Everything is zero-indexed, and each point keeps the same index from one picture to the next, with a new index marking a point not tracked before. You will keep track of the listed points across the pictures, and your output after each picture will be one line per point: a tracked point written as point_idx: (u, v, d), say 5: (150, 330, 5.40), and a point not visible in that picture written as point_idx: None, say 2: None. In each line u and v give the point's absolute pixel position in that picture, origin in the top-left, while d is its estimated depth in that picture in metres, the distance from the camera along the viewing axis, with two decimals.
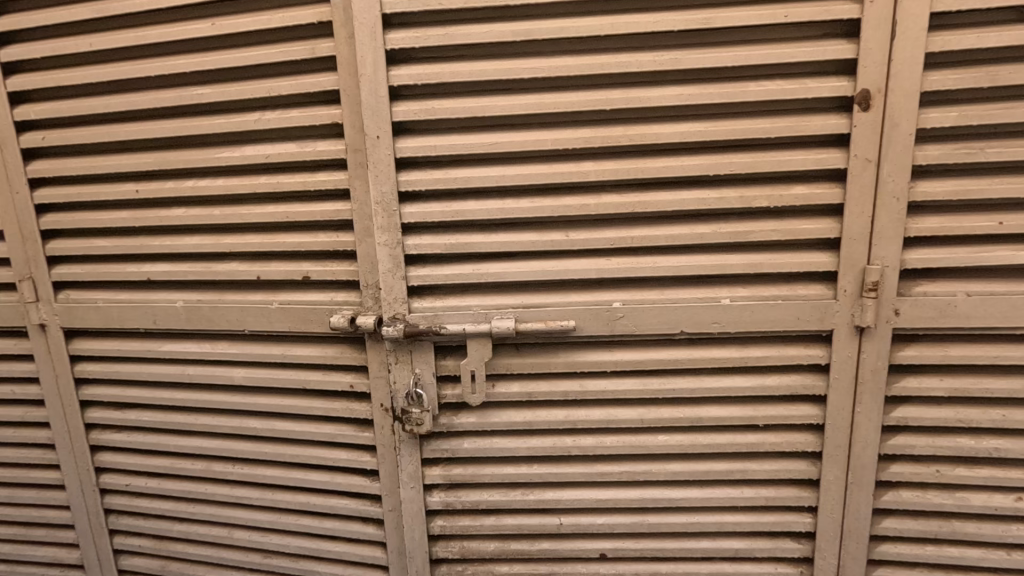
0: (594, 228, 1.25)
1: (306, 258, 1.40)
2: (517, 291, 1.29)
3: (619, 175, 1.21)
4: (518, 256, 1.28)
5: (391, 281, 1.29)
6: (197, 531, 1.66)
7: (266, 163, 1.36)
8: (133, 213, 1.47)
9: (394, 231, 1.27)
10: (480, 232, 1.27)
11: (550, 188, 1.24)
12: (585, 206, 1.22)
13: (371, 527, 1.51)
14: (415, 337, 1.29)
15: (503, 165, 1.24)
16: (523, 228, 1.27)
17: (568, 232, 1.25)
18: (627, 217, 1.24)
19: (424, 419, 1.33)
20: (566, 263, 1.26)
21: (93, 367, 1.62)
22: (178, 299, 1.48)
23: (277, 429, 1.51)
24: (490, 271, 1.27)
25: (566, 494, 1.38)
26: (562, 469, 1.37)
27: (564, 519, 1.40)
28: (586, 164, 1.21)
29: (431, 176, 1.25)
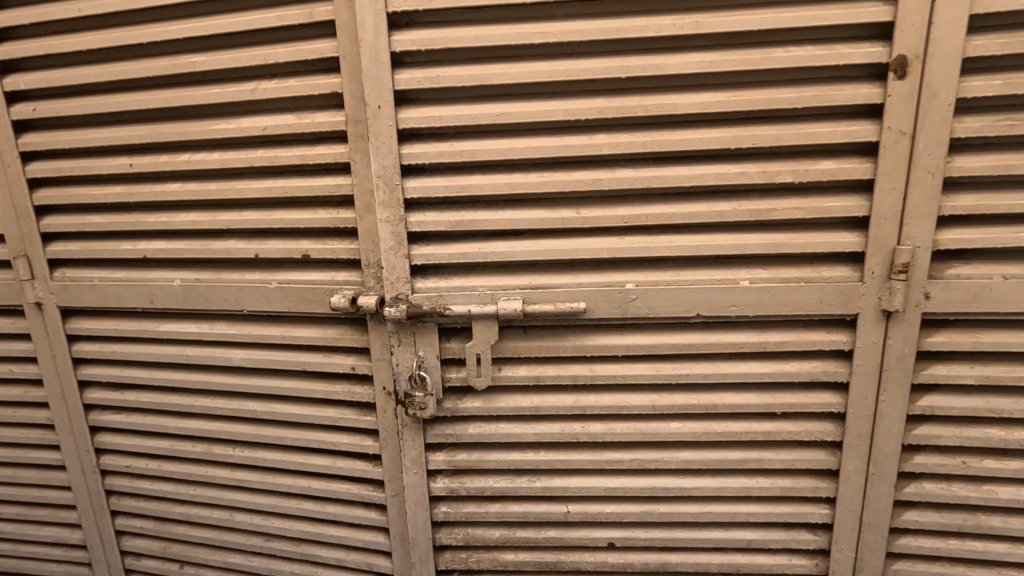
0: (607, 204, 1.18)
1: (306, 236, 1.34)
2: (524, 272, 1.23)
3: (634, 148, 1.14)
4: (526, 234, 1.22)
5: (393, 260, 1.24)
6: (198, 513, 1.64)
7: (263, 136, 1.30)
8: (127, 188, 1.43)
9: (396, 207, 1.21)
10: (487, 208, 1.21)
11: (560, 162, 1.17)
12: (598, 181, 1.16)
13: (373, 513, 1.48)
14: (418, 318, 1.24)
15: (511, 138, 1.17)
16: (532, 204, 1.20)
17: (579, 209, 1.19)
18: (641, 193, 1.17)
19: (428, 403, 1.28)
20: (577, 242, 1.20)
21: (91, 347, 1.59)
22: (175, 278, 1.44)
23: (277, 412, 1.47)
24: (498, 249, 1.22)
25: (574, 482, 1.34)
26: (569, 456, 1.32)
27: (571, 507, 1.36)
28: (599, 136, 1.14)
29: (435, 148, 1.18)
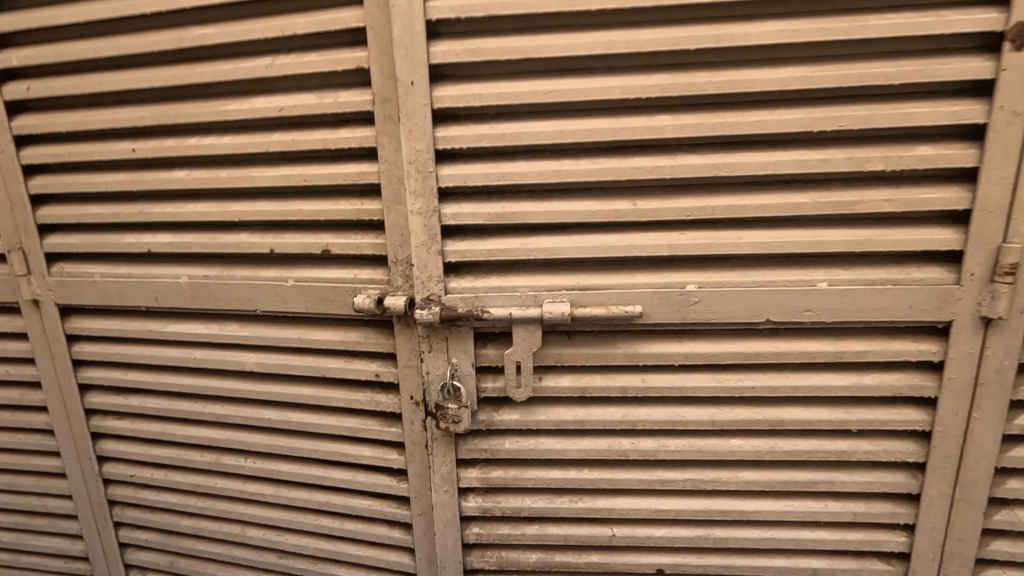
0: (667, 196, 1.05)
1: (325, 229, 1.22)
2: (571, 271, 1.10)
3: (701, 131, 1.00)
4: (574, 229, 1.09)
5: (424, 257, 1.11)
6: (207, 527, 1.53)
7: (279, 118, 1.17)
8: (130, 176, 1.30)
9: (429, 197, 1.08)
10: (530, 200, 1.08)
11: (614, 147, 1.04)
12: (659, 169, 1.02)
13: (397, 531, 1.36)
14: (452, 322, 1.11)
15: (560, 119, 1.03)
16: (582, 195, 1.07)
17: (635, 201, 1.05)
18: (707, 183, 1.04)
19: (461, 415, 1.15)
20: (632, 238, 1.07)
21: (92, 348, 1.47)
22: (182, 275, 1.31)
23: (293, 421, 1.35)
24: (543, 246, 1.08)
25: (621, 503, 1.22)
26: (616, 475, 1.20)
27: (616, 530, 1.23)
28: (661, 117, 1.00)
29: (474, 131, 1.05)
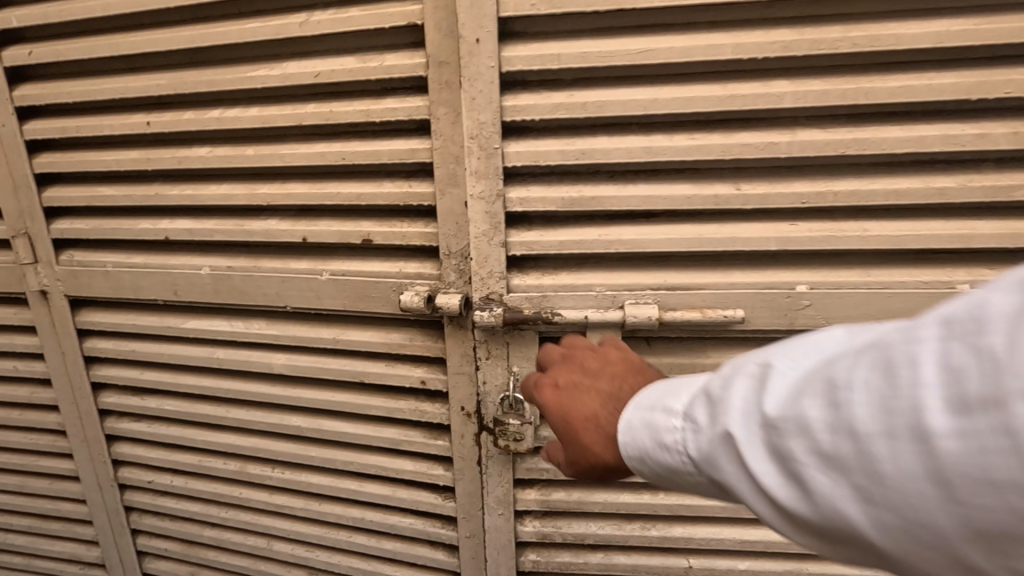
0: (778, 179, 0.88)
1: (366, 216, 1.06)
2: (657, 268, 0.94)
3: (828, 100, 0.82)
4: (661, 218, 0.93)
5: (484, 249, 0.96)
6: (231, 539, 1.41)
7: (314, 86, 1.01)
8: (145, 153, 1.15)
9: (492, 179, 0.92)
10: (611, 183, 0.91)
11: (717, 119, 0.87)
12: (772, 146, 0.85)
13: (441, 553, 1.23)
14: (515, 326, 0.96)
15: (652, 85, 0.86)
16: (673, 177, 0.90)
17: (738, 184, 0.88)
18: (829, 163, 0.86)
19: (524, 433, 1.00)
20: (732, 229, 0.90)
21: (105, 344, 1.34)
22: (202, 266, 1.17)
23: (325, 430, 1.21)
24: (625, 237, 0.92)
25: (700, 532, 1.08)
26: (697, 501, 1.05)
27: (693, 562, 1.10)
28: (778, 83, 0.83)
29: (548, 99, 0.88)
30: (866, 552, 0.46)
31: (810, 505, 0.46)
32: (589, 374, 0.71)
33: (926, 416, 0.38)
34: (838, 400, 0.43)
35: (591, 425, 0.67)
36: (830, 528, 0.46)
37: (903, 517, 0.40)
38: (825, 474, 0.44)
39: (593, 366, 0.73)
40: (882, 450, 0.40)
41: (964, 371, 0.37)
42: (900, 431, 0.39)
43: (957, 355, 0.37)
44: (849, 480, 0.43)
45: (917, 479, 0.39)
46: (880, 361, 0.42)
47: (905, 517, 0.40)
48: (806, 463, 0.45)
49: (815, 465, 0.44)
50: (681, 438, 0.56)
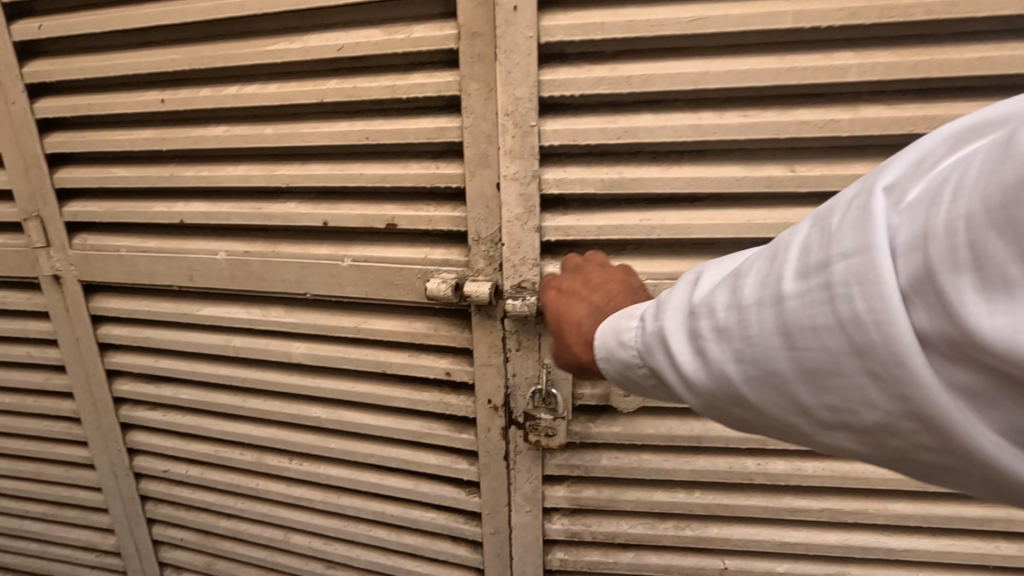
0: (836, 161, 0.82)
1: (390, 199, 1.01)
2: (703, 258, 0.89)
3: (898, 73, 0.75)
4: (706, 202, 0.87)
5: (518, 234, 0.91)
6: (247, 530, 1.38)
7: (337, 60, 0.96)
8: (159, 132, 1.11)
9: (527, 160, 0.87)
10: (655, 164, 0.86)
11: (771, 95, 0.80)
12: (833, 124, 0.79)
13: (464, 549, 1.20)
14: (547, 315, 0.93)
15: (703, 57, 0.80)
16: (722, 158, 0.84)
17: (793, 166, 0.82)
18: (893, 143, 0.80)
19: (556, 429, 0.98)
20: (786, 215, 0.84)
21: (119, 330, 1.30)
22: (219, 251, 1.13)
23: (346, 422, 1.17)
24: (669, 223, 0.87)
25: (738, 533, 1.03)
26: (735, 501, 1.01)
27: (729, 563, 1.06)
28: (843, 55, 0.76)
29: (590, 72, 0.82)
30: (738, 413, 0.56)
31: (695, 369, 0.56)
32: (590, 287, 0.77)
33: (781, 282, 0.48)
34: (737, 282, 0.53)
35: (579, 325, 0.72)
36: (711, 390, 0.55)
37: (760, 368, 0.51)
38: (718, 344, 0.53)
39: (597, 282, 0.78)
40: (748, 312, 0.50)
41: (811, 246, 0.48)
42: (762, 296, 0.50)
43: (809, 236, 0.49)
44: (728, 344, 0.52)
45: (769, 334, 0.49)
46: (770, 252, 0.52)
47: (758, 366, 0.51)
48: (707, 336, 0.54)
49: (705, 336, 0.54)
50: (633, 335, 0.63)
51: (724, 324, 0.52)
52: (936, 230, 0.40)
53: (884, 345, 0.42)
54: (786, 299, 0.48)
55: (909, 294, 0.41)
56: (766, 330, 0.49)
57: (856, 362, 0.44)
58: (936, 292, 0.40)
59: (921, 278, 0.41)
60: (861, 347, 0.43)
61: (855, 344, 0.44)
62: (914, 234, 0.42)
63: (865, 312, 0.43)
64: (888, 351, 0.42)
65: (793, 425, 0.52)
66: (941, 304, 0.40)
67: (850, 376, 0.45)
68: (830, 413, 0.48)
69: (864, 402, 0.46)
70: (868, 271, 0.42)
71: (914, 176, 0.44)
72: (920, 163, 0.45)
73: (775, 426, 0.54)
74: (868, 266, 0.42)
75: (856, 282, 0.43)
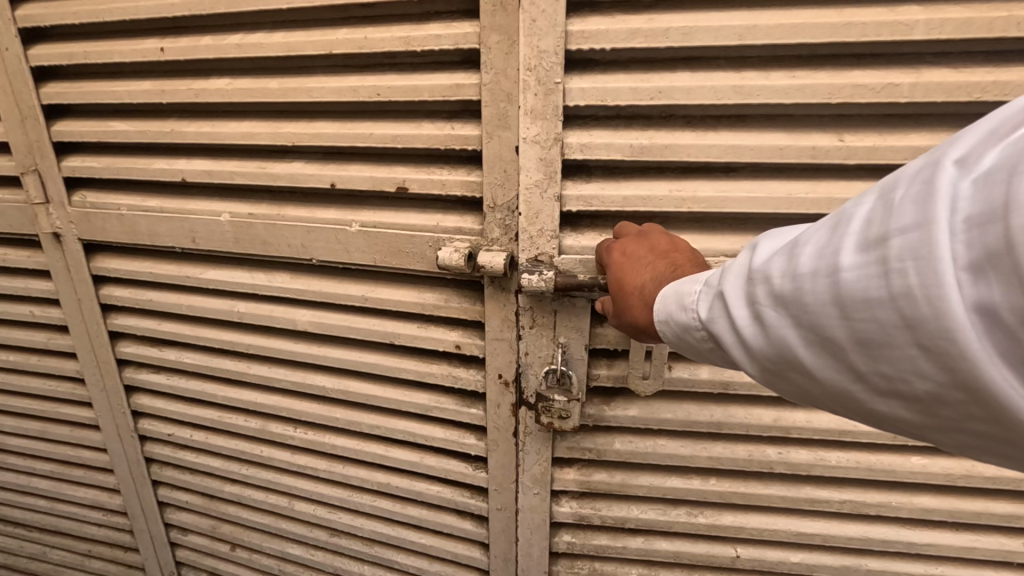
0: (891, 131, 0.76)
1: (401, 160, 0.95)
2: (738, 236, 0.83)
3: (969, 33, 0.69)
4: (744, 172, 0.81)
5: (536, 202, 0.86)
6: (252, 496, 1.38)
7: (347, 8, 0.89)
8: (158, 83, 1.05)
9: (550, 121, 0.81)
10: (691, 129, 0.80)
11: (823, 54, 0.74)
12: (891, 89, 0.73)
13: (469, 523, 1.18)
14: (567, 292, 0.86)
15: (749, 10, 0.73)
16: (763, 125, 0.78)
17: (841, 135, 0.76)
18: (954, 111, 0.74)
19: (571, 412, 0.91)
20: (832, 189, 0.78)
21: (121, 292, 1.27)
22: (222, 212, 1.08)
23: (351, 392, 1.14)
24: (703, 195, 0.81)
25: (752, 522, 1.02)
26: (751, 489, 0.99)
27: (741, 551, 1.05)
28: (909, 9, 0.70)
29: (625, 23, 0.76)
30: (791, 384, 0.53)
31: (742, 337, 0.53)
32: (655, 254, 0.73)
33: (837, 253, 0.44)
34: (792, 250, 0.48)
35: (642, 288, 0.69)
36: (764, 360, 0.52)
37: (806, 342, 0.47)
38: (772, 314, 0.49)
39: (662, 250, 0.74)
40: (795, 282, 0.46)
41: (870, 216, 0.43)
42: (810, 266, 0.45)
43: (869, 205, 0.43)
44: (779, 312, 0.48)
45: (816, 306, 0.45)
46: (833, 221, 0.46)
47: (804, 339, 0.47)
48: (762, 305, 0.50)
49: (755, 302, 0.51)
50: (696, 298, 0.58)
51: (769, 292, 0.49)
52: (1013, 198, 0.33)
53: (935, 321, 0.37)
54: (837, 270, 0.43)
55: (969, 270, 0.36)
56: (812, 303, 0.45)
57: (907, 341, 0.40)
58: (1002, 268, 0.34)
59: (987, 252, 0.35)
60: (908, 322, 0.39)
61: (902, 321, 0.39)
62: (985, 207, 0.35)
63: (916, 288, 0.38)
64: (936, 327, 0.38)
65: (847, 399, 0.48)
66: (1008, 281, 0.34)
67: (895, 354, 0.41)
68: (877, 388, 0.45)
69: (918, 381, 0.41)
70: (924, 247, 0.38)
71: (997, 135, 0.37)
72: (1002, 124, 0.37)
73: (828, 398, 0.50)
74: (924, 240, 0.37)
75: (911, 256, 0.38)
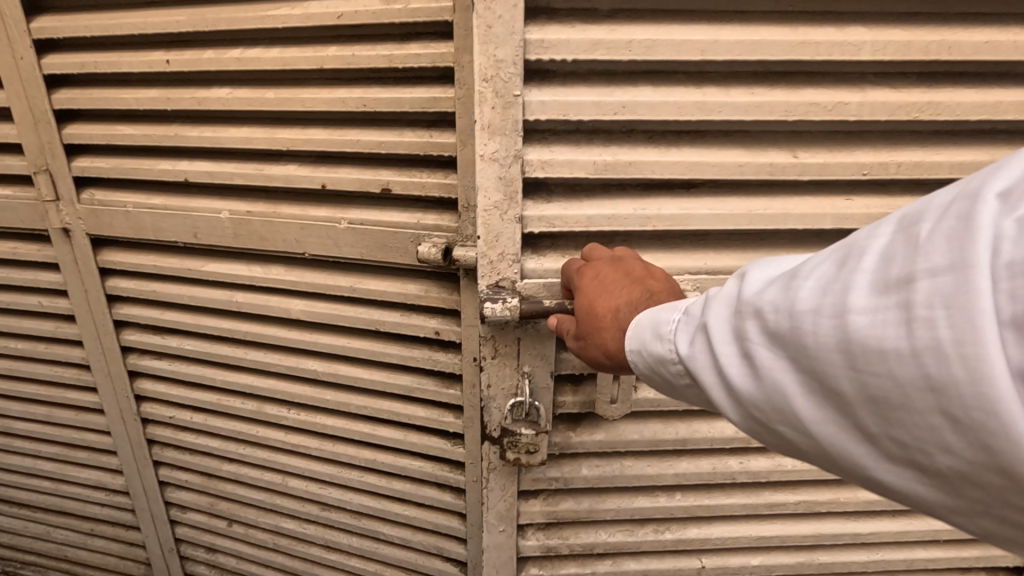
0: (839, 147, 0.93)
1: (385, 165, 1.06)
2: (697, 249, 0.98)
3: (908, 53, 0.87)
4: (701, 188, 0.95)
5: (497, 224, 0.92)
6: (248, 474, 1.48)
7: (337, 28, 1.00)
8: (163, 92, 1.15)
9: (508, 134, 0.87)
10: (652, 146, 0.92)
11: (773, 72, 0.89)
12: (841, 106, 0.89)
13: (448, 495, 1.30)
14: (531, 318, 0.95)
15: (704, 27, 0.86)
16: (719, 141, 0.92)
17: (795, 152, 0.93)
18: (886, 129, 0.93)
19: (537, 445, 1.01)
20: (788, 206, 0.95)
21: (126, 283, 1.37)
22: (223, 210, 1.18)
23: (340, 374, 1.25)
24: (665, 216, 0.94)
25: (716, 531, 1.20)
26: (720, 500, 1.16)
27: (706, 562, 1.22)
28: (856, 31, 0.86)
29: (584, 35, 0.84)
30: (801, 440, 0.54)
31: (744, 373, 0.55)
32: (631, 278, 0.83)
33: (847, 293, 0.45)
34: (790, 284, 0.51)
35: (616, 310, 0.79)
36: (766, 403, 0.54)
37: (811, 384, 0.50)
38: (768, 350, 0.52)
39: (638, 275, 0.83)
40: (797, 320, 0.49)
41: (888, 255, 0.44)
42: (816, 305, 0.48)
43: (883, 244, 0.46)
44: (778, 348, 0.51)
45: (822, 347, 0.47)
46: (840, 256, 0.49)
47: (807, 379, 0.50)
48: (758, 341, 0.53)
49: (755, 337, 0.53)
50: (677, 329, 0.64)
51: (769, 328, 0.52)
52: None
53: (965, 381, 0.38)
54: (847, 311, 0.45)
55: (1012, 326, 0.36)
56: (819, 345, 0.47)
57: (925, 401, 0.41)
58: None
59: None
60: (933, 385, 0.40)
61: (926, 380, 0.40)
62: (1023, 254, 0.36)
63: (946, 341, 0.39)
64: (972, 391, 0.38)
65: (850, 457, 0.50)
66: None
67: (916, 420, 0.42)
68: (895, 454, 0.46)
69: (933, 446, 0.42)
70: (958, 293, 0.38)
71: None
72: None
73: (831, 456, 0.52)
74: (956, 285, 0.38)
75: (943, 303, 0.39)
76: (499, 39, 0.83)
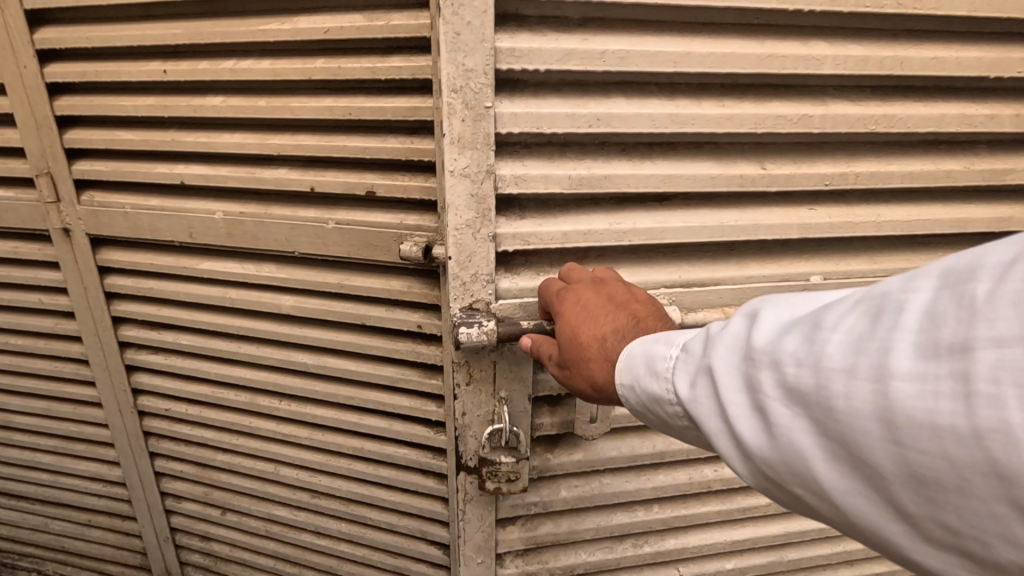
0: (804, 160, 1.02)
1: (369, 169, 1.14)
2: (670, 261, 1.06)
3: (866, 68, 0.96)
4: (671, 201, 1.04)
5: (471, 243, 0.98)
6: (241, 463, 1.54)
7: (324, 42, 1.07)
8: (161, 99, 1.21)
9: (480, 149, 0.92)
10: (621, 157, 0.99)
11: (734, 86, 0.98)
12: (807, 119, 0.98)
13: (431, 480, 1.37)
14: (509, 340, 1.00)
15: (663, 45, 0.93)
16: (691, 151, 1.01)
17: (763, 164, 1.01)
18: (842, 140, 1.02)
19: (518, 474, 1.09)
20: (749, 217, 1.03)
21: (124, 281, 1.43)
22: (217, 210, 1.25)
23: (329, 366, 1.32)
24: (639, 228, 1.01)
25: (692, 540, 1.29)
26: (689, 510, 1.26)
27: (683, 570, 1.32)
28: (820, 46, 0.95)
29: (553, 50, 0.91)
30: (829, 504, 0.53)
31: (768, 428, 0.55)
32: (614, 303, 0.89)
33: (888, 357, 0.45)
34: (817, 338, 0.52)
35: (603, 337, 0.85)
36: (793, 460, 0.54)
37: (844, 448, 0.49)
38: (791, 405, 0.53)
39: (620, 299, 0.89)
40: (824, 377, 0.50)
41: (935, 317, 0.44)
42: (850, 366, 0.48)
43: (923, 302, 0.46)
44: (805, 406, 0.52)
45: (856, 410, 0.47)
46: (874, 311, 0.49)
47: (839, 442, 0.49)
48: (775, 395, 0.54)
49: (774, 389, 0.54)
50: (677, 368, 0.67)
51: (793, 383, 0.52)
52: None
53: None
54: (888, 375, 0.45)
55: None
56: (855, 409, 0.47)
57: (982, 484, 0.40)
58: None
59: None
60: (998, 470, 0.39)
61: (987, 462, 0.39)
62: None
63: (1015, 423, 0.37)
64: None
65: (890, 530, 0.49)
66: None
67: (973, 505, 0.41)
68: (945, 538, 0.45)
69: (990, 534, 0.41)
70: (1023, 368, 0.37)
71: None
72: None
73: (864, 526, 0.51)
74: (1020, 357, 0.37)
75: (1010, 379, 0.38)
76: (467, 49, 0.88)
